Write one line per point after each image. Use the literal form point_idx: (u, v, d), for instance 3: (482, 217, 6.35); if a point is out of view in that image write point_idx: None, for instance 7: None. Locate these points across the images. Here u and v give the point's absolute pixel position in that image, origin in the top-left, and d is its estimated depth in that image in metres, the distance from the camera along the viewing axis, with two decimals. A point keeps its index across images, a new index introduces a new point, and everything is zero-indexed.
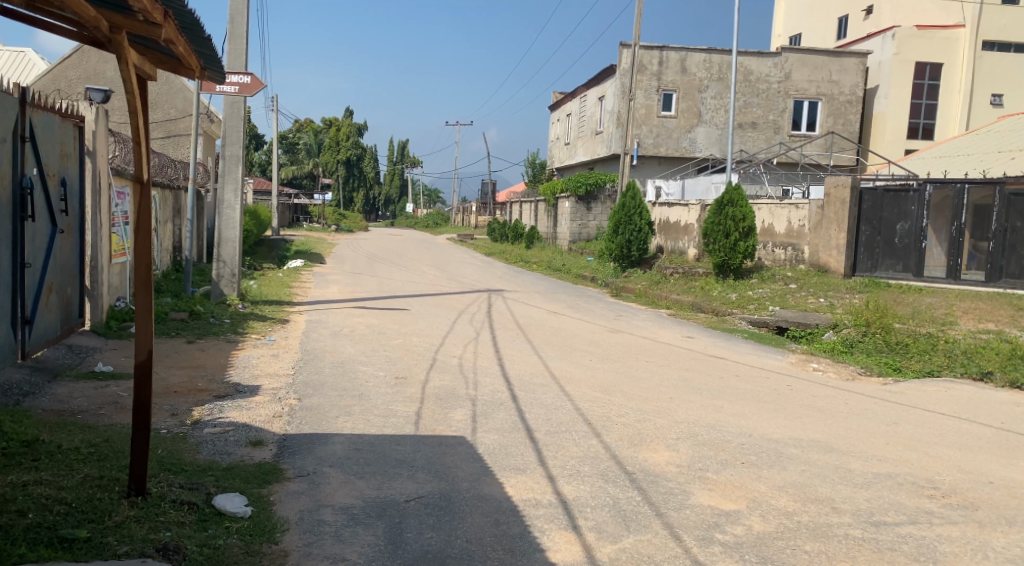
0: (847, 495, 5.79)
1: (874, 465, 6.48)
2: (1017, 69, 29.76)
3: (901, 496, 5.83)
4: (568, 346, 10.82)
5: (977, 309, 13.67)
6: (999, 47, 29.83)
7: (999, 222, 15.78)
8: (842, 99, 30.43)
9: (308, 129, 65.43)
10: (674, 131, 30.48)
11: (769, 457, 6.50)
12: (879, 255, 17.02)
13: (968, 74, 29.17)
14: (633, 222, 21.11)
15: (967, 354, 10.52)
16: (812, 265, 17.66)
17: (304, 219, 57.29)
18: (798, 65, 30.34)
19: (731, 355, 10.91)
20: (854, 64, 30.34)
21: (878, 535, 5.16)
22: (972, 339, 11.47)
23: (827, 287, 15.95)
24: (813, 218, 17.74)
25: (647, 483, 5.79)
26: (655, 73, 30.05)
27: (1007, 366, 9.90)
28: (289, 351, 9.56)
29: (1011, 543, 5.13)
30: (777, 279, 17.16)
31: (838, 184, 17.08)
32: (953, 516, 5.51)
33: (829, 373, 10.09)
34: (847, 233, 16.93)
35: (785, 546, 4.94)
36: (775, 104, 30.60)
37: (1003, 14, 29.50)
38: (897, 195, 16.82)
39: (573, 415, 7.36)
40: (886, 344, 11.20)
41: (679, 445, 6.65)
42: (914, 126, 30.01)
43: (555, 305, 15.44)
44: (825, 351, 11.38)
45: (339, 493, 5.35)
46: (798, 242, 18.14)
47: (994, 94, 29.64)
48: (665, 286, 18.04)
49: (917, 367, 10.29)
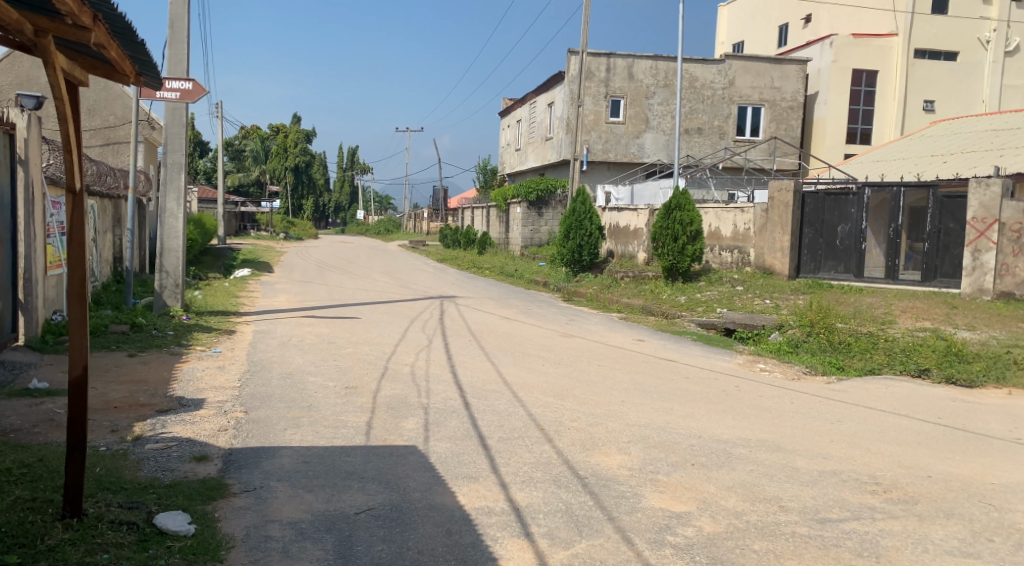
0: (793, 493, 5.85)
1: (819, 462, 6.57)
2: (947, 76, 30.61)
3: (845, 492, 5.91)
4: (522, 352, 10.77)
5: (915, 308, 14.03)
6: (930, 55, 30.65)
7: (933, 223, 16.00)
8: (784, 105, 31.02)
9: (255, 135, 64.53)
10: (622, 137, 30.78)
11: (717, 458, 6.54)
12: (821, 257, 17.38)
13: (901, 81, 30.09)
14: (584, 228, 21.15)
15: (906, 353, 10.78)
16: (757, 267, 17.99)
17: (251, 228, 56.35)
18: (741, 72, 30.81)
19: (681, 357, 11.00)
20: (795, 71, 30.95)
21: (823, 531, 5.22)
22: (910, 337, 11.78)
23: (772, 289, 16.22)
24: (757, 221, 18.08)
25: (598, 488, 5.78)
26: (603, 79, 30.34)
27: (942, 364, 10.21)
28: (236, 363, 9.33)
29: (948, 535, 5.24)
30: (724, 281, 17.42)
31: (781, 188, 17.43)
32: (894, 511, 5.60)
33: (774, 374, 10.23)
34: (791, 235, 17.21)
35: (735, 546, 4.97)
36: (720, 110, 30.96)
37: (933, 23, 30.30)
38: (837, 199, 17.20)
39: (527, 422, 7.31)
40: (829, 343, 11.39)
41: (631, 448, 6.66)
42: (852, 131, 30.83)
43: (508, 310, 15.41)
44: (771, 351, 11.52)
45: (287, 508, 5.21)
46: (743, 245, 18.52)
47: (926, 100, 30.50)
48: (615, 290, 18.13)
49: (860, 365, 10.47)
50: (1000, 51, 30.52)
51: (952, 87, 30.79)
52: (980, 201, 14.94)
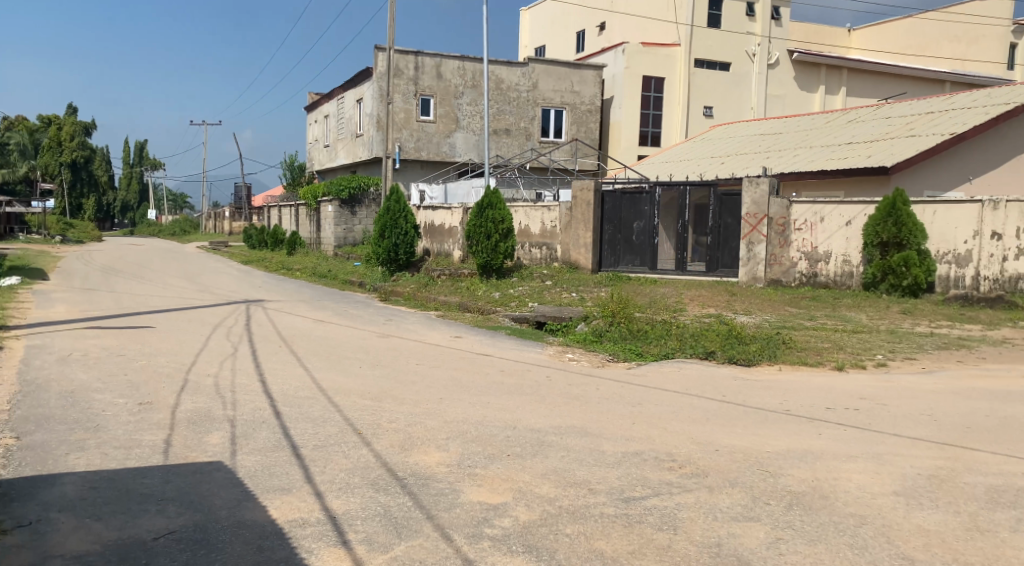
0: (601, 475, 6.36)
1: (622, 444, 7.14)
2: (723, 84, 33.72)
3: (646, 470, 6.50)
4: (337, 355, 10.74)
5: (701, 297, 15.33)
6: (708, 64, 33.64)
7: (714, 219, 17.58)
8: (584, 108, 32.56)
9: (22, 129, 58.64)
10: (433, 135, 31.10)
11: (532, 447, 6.96)
12: (620, 252, 18.51)
13: (684, 88, 32.82)
14: (400, 226, 21.20)
15: (695, 337, 11.81)
16: (565, 262, 18.92)
17: (20, 230, 51.22)
18: (544, 75, 31.95)
19: (496, 352, 11.43)
20: (592, 76, 32.58)
21: (628, 510, 5.74)
22: (698, 322, 12.89)
23: (579, 282, 17.14)
24: (563, 219, 19.02)
25: (417, 487, 6.00)
26: (411, 77, 30.46)
27: (725, 346, 11.29)
28: (7, 384, 8.65)
29: (732, 503, 5.92)
30: (535, 276, 18.17)
31: (583, 187, 18.37)
32: (687, 484, 6.24)
33: (581, 362, 10.89)
34: (592, 232, 18.34)
35: (548, 532, 5.36)
36: (525, 112, 31.92)
37: (710, 36, 33.31)
38: (633, 198, 18.25)
39: (342, 427, 7.39)
40: (629, 331, 12.22)
41: (449, 445, 6.93)
42: (644, 134, 33.06)
43: (320, 313, 15.23)
44: (578, 342, 12.24)
45: (70, 540, 5.05)
46: (551, 241, 19.39)
47: (705, 107, 33.47)
48: (432, 288, 18.33)
49: (656, 351, 11.37)
50: (763, 64, 34.09)
51: (728, 94, 33.93)
52: (752, 198, 16.88)
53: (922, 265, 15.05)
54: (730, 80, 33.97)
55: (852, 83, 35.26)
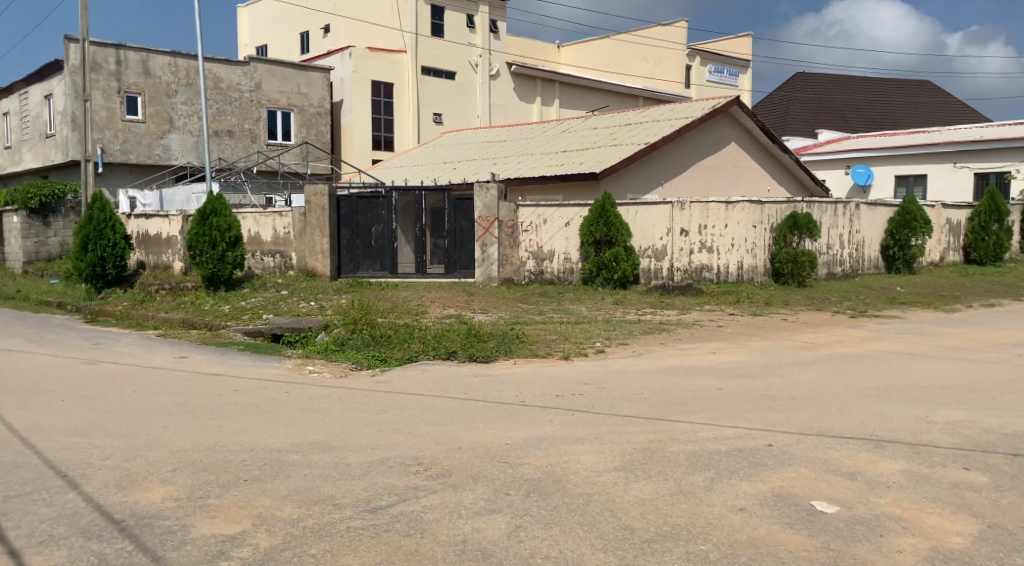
0: (346, 489, 6.08)
1: (368, 454, 6.92)
2: (448, 93, 34.94)
3: (392, 478, 6.32)
4: (32, 389, 9.39)
5: (441, 298, 15.53)
6: (433, 73, 34.66)
7: (449, 223, 17.80)
8: (312, 110, 31.61)
9: None
10: (143, 137, 28.60)
11: (270, 469, 6.51)
12: (359, 257, 18.23)
13: (413, 94, 33.39)
14: (106, 237, 19.25)
15: (437, 338, 11.88)
16: (301, 270, 18.34)
17: None
18: (267, 75, 30.49)
19: (229, 370, 10.64)
20: (320, 78, 31.73)
21: (375, 520, 5.54)
22: (440, 324, 13.00)
23: (315, 291, 16.61)
24: (297, 225, 18.40)
25: (139, 528, 5.36)
26: (113, 73, 27.80)
27: (465, 345, 11.45)
28: None
29: (476, 498, 5.92)
30: (269, 286, 17.33)
31: (317, 192, 17.84)
32: (434, 486, 6.16)
33: (323, 374, 10.47)
34: (330, 238, 17.91)
35: (291, 555, 5.01)
36: (249, 113, 30.28)
37: (433, 45, 34.34)
38: (369, 202, 18.08)
39: (41, 471, 6.44)
40: (371, 337, 12.00)
41: (176, 477, 6.28)
42: (377, 138, 32.92)
43: (11, 341, 13.30)
44: (319, 351, 11.77)
45: None
46: (285, 249, 18.63)
47: (434, 113, 34.48)
48: (150, 304, 16.80)
49: (399, 355, 11.21)
50: (485, 74, 36.18)
51: (453, 102, 35.23)
52: (484, 202, 17.40)
53: (629, 260, 16.84)
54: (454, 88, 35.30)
55: (563, 94, 39.25)
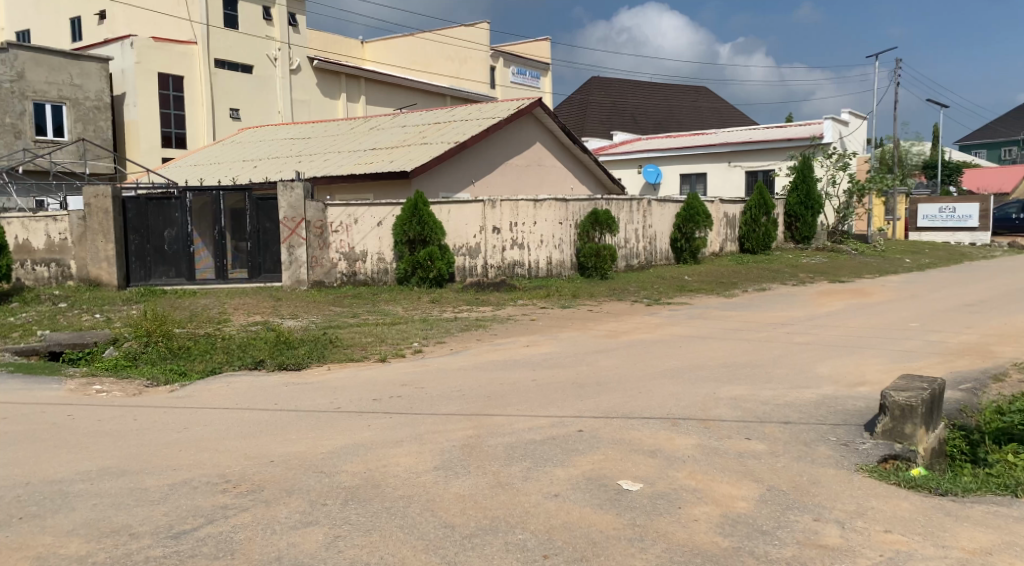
0: (143, 516, 5.47)
1: (168, 476, 6.28)
2: (245, 87, 33.41)
3: (197, 499, 5.76)
4: None
5: (246, 304, 14.67)
6: (228, 66, 32.97)
7: (251, 224, 16.90)
8: (89, 104, 28.92)
9: None
10: None
11: (51, 502, 5.74)
12: (151, 263, 17.05)
13: (206, 88, 31.55)
14: None
15: (242, 348, 11.15)
16: (82, 279, 16.83)
17: None
18: (31, 64, 27.58)
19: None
20: (96, 69, 29.10)
21: (178, 546, 5.02)
22: (246, 332, 12.27)
23: (101, 302, 15.21)
24: (75, 230, 16.86)
25: None
26: None
27: (275, 353, 10.82)
28: None
29: (292, 511, 5.51)
30: (43, 300, 15.62)
31: (97, 193, 16.40)
32: (244, 503, 5.67)
33: (113, 394, 9.41)
34: (115, 243, 16.52)
35: None
36: (11, 105, 27.24)
37: (226, 37, 32.65)
38: (160, 203, 16.97)
39: None
40: (169, 350, 11.08)
41: None
42: (167, 135, 30.77)
43: None
44: (106, 368, 10.62)
45: None
46: (62, 257, 17.05)
47: (231, 109, 32.90)
48: None
49: (201, 367, 10.38)
50: (285, 68, 35.10)
51: (250, 98, 33.72)
52: (288, 202, 16.52)
53: (443, 259, 16.76)
54: (251, 83, 33.78)
55: (369, 91, 38.61)
